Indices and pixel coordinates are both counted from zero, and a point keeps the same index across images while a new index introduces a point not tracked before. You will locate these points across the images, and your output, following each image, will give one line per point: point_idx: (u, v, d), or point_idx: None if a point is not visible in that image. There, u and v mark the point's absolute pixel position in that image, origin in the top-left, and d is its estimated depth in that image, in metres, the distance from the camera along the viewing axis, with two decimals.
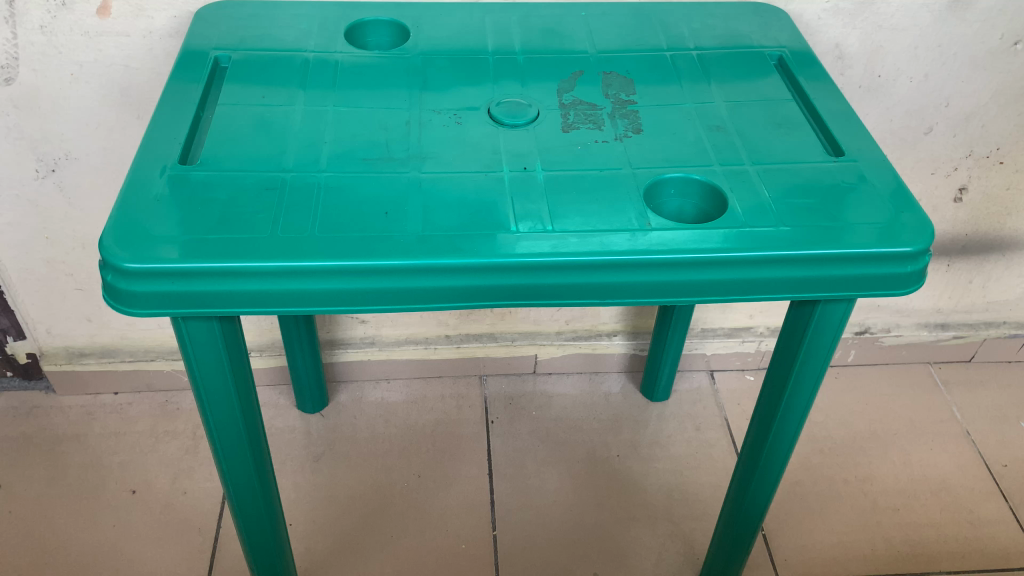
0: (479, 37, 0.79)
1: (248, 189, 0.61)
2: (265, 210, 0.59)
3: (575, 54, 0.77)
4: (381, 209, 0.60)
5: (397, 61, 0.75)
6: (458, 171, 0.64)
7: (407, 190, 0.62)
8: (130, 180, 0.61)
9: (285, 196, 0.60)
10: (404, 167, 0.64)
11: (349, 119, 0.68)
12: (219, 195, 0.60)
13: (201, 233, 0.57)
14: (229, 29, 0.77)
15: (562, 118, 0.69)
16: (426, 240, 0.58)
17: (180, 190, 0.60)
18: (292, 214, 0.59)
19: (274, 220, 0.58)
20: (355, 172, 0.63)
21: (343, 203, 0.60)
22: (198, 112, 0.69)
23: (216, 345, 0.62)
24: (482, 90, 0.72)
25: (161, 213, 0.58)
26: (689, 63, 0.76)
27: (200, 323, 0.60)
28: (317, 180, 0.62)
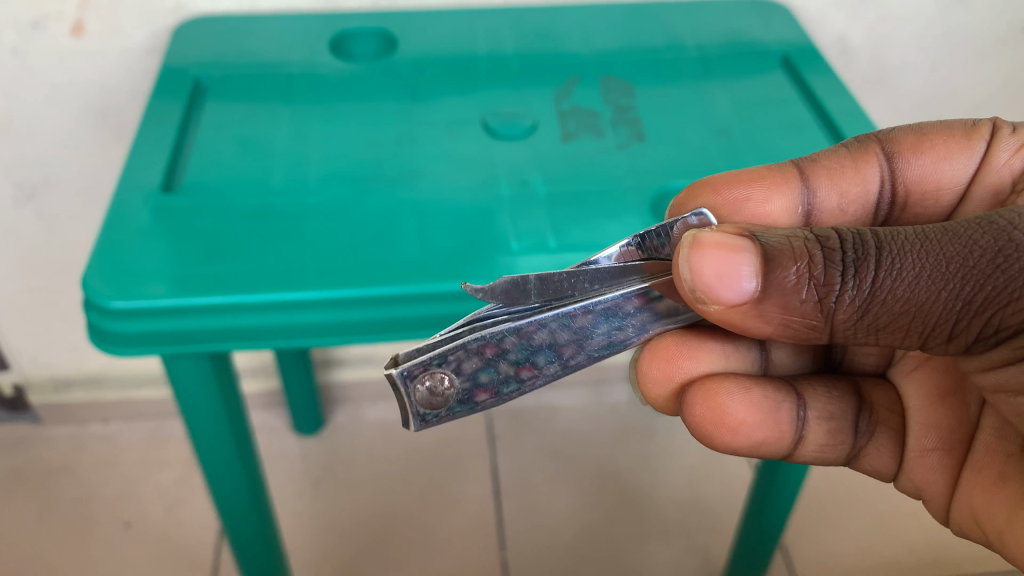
0: (469, 44, 0.75)
1: (234, 216, 0.57)
2: (253, 238, 0.56)
3: (571, 58, 0.74)
4: (374, 231, 0.57)
5: (386, 71, 0.72)
6: (454, 188, 0.60)
7: (402, 210, 0.58)
8: (111, 210, 0.58)
9: (273, 222, 0.57)
10: (397, 187, 0.60)
11: (338, 137, 0.65)
12: (204, 223, 0.57)
13: (185, 265, 0.53)
14: (210, 47, 0.74)
15: (560, 126, 0.66)
16: (422, 266, 0.54)
17: (163, 219, 0.57)
18: (280, 244, 0.55)
19: (262, 249, 0.55)
20: (347, 193, 0.60)
21: (334, 226, 0.57)
22: (179, 134, 0.65)
23: (207, 385, 0.59)
24: (474, 101, 0.69)
25: (143, 245, 0.55)
26: (689, 65, 0.73)
27: (189, 364, 0.57)
28: (305, 203, 0.59)
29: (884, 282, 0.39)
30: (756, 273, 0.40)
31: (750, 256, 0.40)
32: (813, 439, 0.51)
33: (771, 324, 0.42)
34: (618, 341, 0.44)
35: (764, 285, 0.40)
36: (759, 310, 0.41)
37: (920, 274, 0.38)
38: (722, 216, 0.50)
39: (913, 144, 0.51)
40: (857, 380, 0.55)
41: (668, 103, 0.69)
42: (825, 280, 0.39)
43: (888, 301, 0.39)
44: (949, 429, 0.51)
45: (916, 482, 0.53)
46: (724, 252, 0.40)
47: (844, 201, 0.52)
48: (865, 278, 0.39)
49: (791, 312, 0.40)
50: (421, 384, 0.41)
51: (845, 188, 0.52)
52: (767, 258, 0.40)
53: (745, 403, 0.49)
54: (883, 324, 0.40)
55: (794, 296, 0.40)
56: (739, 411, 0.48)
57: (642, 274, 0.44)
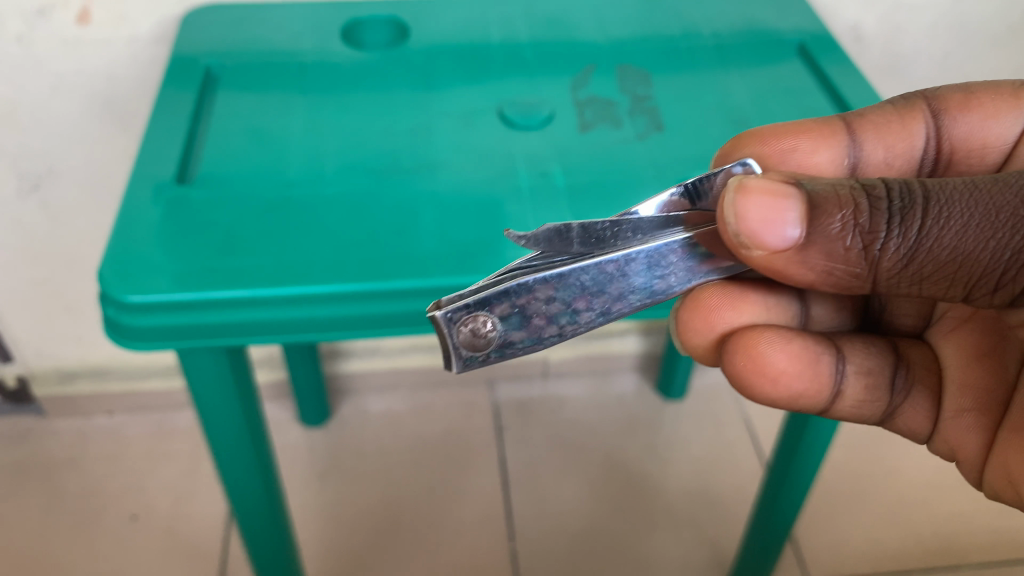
0: (483, 32, 0.74)
1: (250, 208, 0.56)
2: (271, 229, 0.55)
3: (586, 47, 0.73)
4: (393, 224, 0.56)
5: (398, 60, 0.71)
6: (473, 179, 0.60)
7: (421, 202, 0.58)
8: (127, 201, 0.57)
9: (289, 215, 0.56)
10: (415, 179, 0.60)
11: (353, 129, 0.64)
12: (220, 215, 0.56)
13: (203, 258, 0.53)
14: (222, 37, 0.73)
15: (578, 116, 0.66)
16: (442, 260, 0.54)
17: (178, 210, 0.56)
18: (297, 237, 0.55)
19: (280, 241, 0.54)
20: (364, 185, 0.59)
21: (354, 218, 0.56)
22: (191, 125, 0.64)
23: (223, 378, 0.58)
24: (489, 91, 0.68)
25: (157, 237, 0.54)
26: (707, 56, 0.73)
27: (205, 358, 0.56)
28: (322, 195, 0.58)
29: (930, 230, 0.39)
30: (801, 219, 0.41)
31: (795, 204, 0.41)
32: (851, 392, 0.52)
33: (814, 272, 0.43)
34: (659, 290, 0.44)
35: (809, 232, 0.41)
36: (802, 257, 0.42)
37: (967, 223, 0.39)
38: (769, 164, 0.52)
39: (961, 102, 0.54)
40: (894, 340, 0.56)
41: (686, 91, 0.69)
42: (870, 227, 0.40)
43: (933, 250, 0.40)
44: (985, 388, 0.51)
45: (950, 444, 0.54)
46: (771, 198, 0.40)
47: (890, 156, 0.54)
48: (911, 226, 0.40)
49: (835, 259, 0.41)
50: (464, 326, 0.41)
51: (891, 142, 0.54)
52: (812, 206, 0.41)
53: (784, 355, 0.49)
54: (927, 273, 0.40)
55: (839, 242, 0.41)
56: (777, 362, 0.49)
57: (683, 225, 0.45)
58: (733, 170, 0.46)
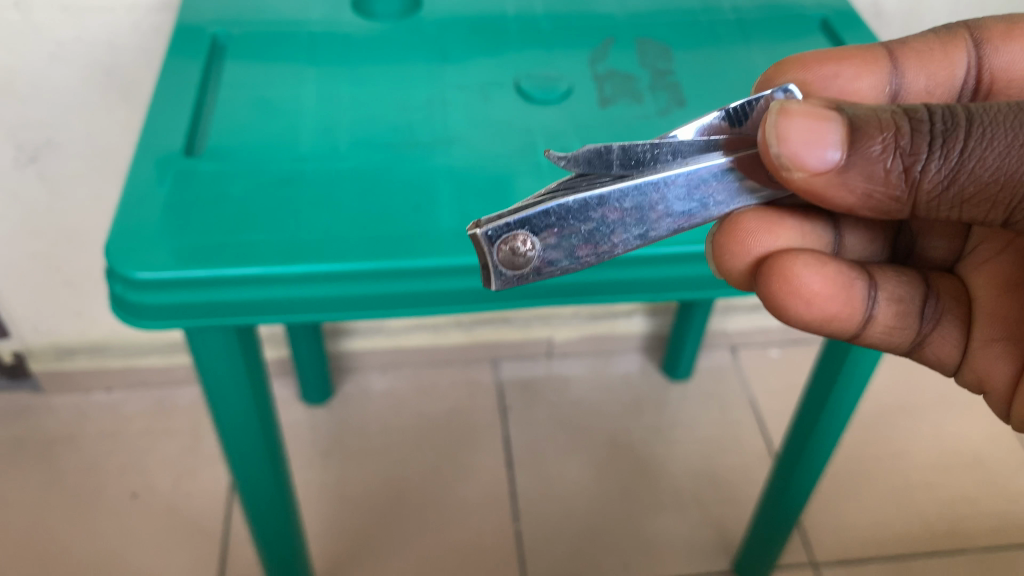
0: (498, 4, 0.72)
1: (261, 181, 0.54)
2: (284, 206, 0.53)
3: (605, 20, 0.71)
4: (411, 202, 0.54)
5: (412, 32, 0.69)
6: (492, 154, 0.58)
7: (437, 179, 0.56)
8: (134, 174, 0.55)
9: (301, 189, 0.54)
10: (432, 154, 0.58)
11: (366, 104, 0.62)
12: (232, 191, 0.54)
13: (215, 235, 0.51)
14: (229, 6, 0.71)
15: (597, 91, 0.64)
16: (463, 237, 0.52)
17: (186, 185, 0.54)
18: (311, 212, 0.53)
19: (292, 215, 0.52)
20: (379, 161, 0.57)
21: (370, 194, 0.54)
22: (199, 96, 0.62)
23: (233, 358, 0.56)
24: (504, 65, 0.66)
25: (163, 211, 0.52)
26: (727, 28, 0.71)
27: (215, 337, 0.54)
28: (336, 171, 0.56)
29: (971, 153, 0.40)
30: (841, 142, 0.41)
31: (835, 126, 0.41)
32: (881, 319, 0.51)
33: (852, 196, 0.42)
34: (694, 213, 0.46)
35: (849, 156, 0.41)
36: (841, 182, 0.42)
37: (1008, 146, 0.39)
38: (811, 90, 0.53)
39: (1002, 34, 0.55)
40: (925, 272, 0.54)
41: (706, 63, 0.67)
42: (912, 149, 0.40)
43: (975, 174, 0.40)
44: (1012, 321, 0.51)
45: (978, 373, 0.54)
46: (812, 120, 0.40)
47: (931, 85, 0.56)
48: (953, 147, 0.40)
49: (875, 181, 0.41)
50: (504, 245, 0.43)
51: (934, 71, 0.55)
52: (853, 129, 0.41)
53: (820, 278, 0.48)
54: (968, 197, 0.41)
55: (881, 164, 0.41)
56: (810, 287, 0.47)
57: (722, 148, 0.46)
58: (774, 95, 0.46)
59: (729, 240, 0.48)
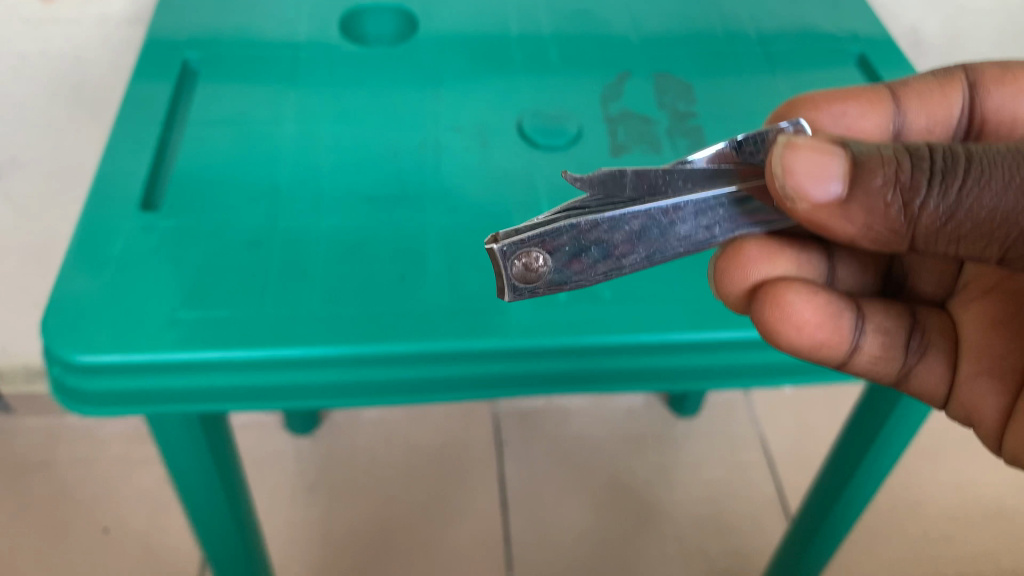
0: (502, 28, 0.66)
1: (224, 242, 0.48)
2: (247, 272, 0.46)
3: (618, 49, 0.65)
4: (395, 269, 0.47)
5: (405, 60, 0.62)
6: (488, 211, 0.51)
7: (425, 240, 0.49)
8: (81, 230, 0.48)
9: (269, 253, 0.47)
10: (421, 213, 0.51)
11: (350, 148, 0.55)
12: (190, 254, 0.47)
13: (167, 309, 0.44)
14: (206, 24, 0.65)
15: (610, 135, 0.57)
16: (452, 318, 0.45)
17: (140, 245, 0.47)
18: (278, 280, 0.46)
19: (258, 284, 0.46)
20: (361, 219, 0.50)
21: (347, 257, 0.47)
22: (163, 133, 0.56)
23: (194, 449, 0.49)
24: (506, 99, 0.60)
25: (114, 277, 0.45)
26: (751, 58, 0.65)
27: (172, 428, 0.47)
28: (312, 230, 0.49)
29: (971, 190, 0.35)
30: (839, 175, 0.36)
31: (836, 160, 0.36)
32: (868, 351, 0.46)
33: (853, 227, 0.38)
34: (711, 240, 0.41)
35: (848, 190, 0.36)
36: (843, 217, 0.37)
37: (1009, 181, 0.35)
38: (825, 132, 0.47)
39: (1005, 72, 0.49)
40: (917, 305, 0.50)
41: (726, 98, 0.61)
42: (911, 184, 0.35)
43: (973, 213, 0.35)
44: (998, 354, 0.46)
45: (965, 407, 0.48)
46: (812, 153, 0.36)
47: (930, 125, 0.50)
48: (952, 184, 0.35)
49: (873, 216, 0.37)
50: (517, 262, 0.38)
51: (933, 111, 0.49)
52: (854, 163, 0.36)
53: (813, 306, 0.43)
54: (965, 236, 0.36)
55: (880, 199, 0.36)
56: (802, 316, 0.43)
57: (734, 177, 0.41)
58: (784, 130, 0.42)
59: (734, 266, 0.43)
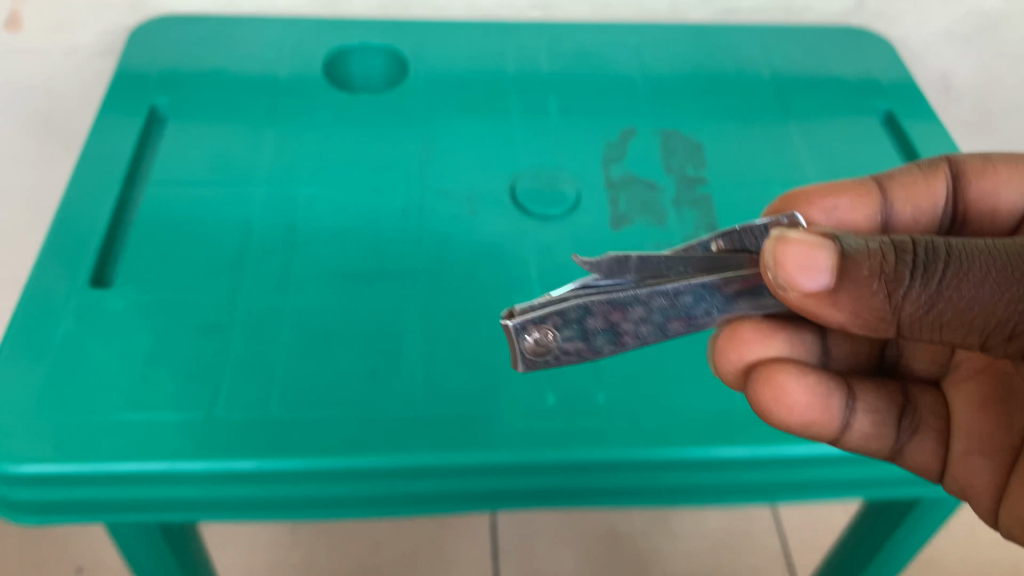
0: (499, 75, 0.60)
1: (179, 329, 0.43)
2: (203, 367, 0.42)
3: (624, 101, 0.59)
4: (366, 365, 0.42)
5: (392, 110, 0.57)
6: (474, 293, 0.46)
7: (403, 327, 0.44)
8: (23, 312, 0.44)
9: (228, 343, 0.43)
10: (399, 293, 0.46)
11: (326, 212, 0.51)
12: (142, 343, 0.42)
13: (112, 410, 0.40)
14: (179, 63, 0.60)
15: (610, 204, 0.52)
16: (425, 427, 0.40)
17: (87, 331, 0.43)
18: (236, 378, 0.41)
19: (213, 382, 0.41)
20: (332, 301, 0.45)
21: (315, 350, 0.43)
22: (124, 191, 0.52)
23: (148, 551, 0.45)
24: (499, 159, 0.55)
25: (54, 372, 0.41)
26: (767, 113, 0.60)
27: (123, 535, 0.42)
28: (276, 314, 0.44)
29: (953, 278, 0.29)
30: (826, 269, 0.30)
31: (824, 249, 0.30)
32: (856, 431, 0.38)
33: (839, 316, 0.32)
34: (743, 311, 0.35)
35: (835, 286, 0.31)
36: (831, 307, 0.31)
37: (995, 267, 0.29)
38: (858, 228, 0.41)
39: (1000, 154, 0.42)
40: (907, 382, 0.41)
41: (738, 161, 0.56)
42: (892, 272, 0.30)
43: (958, 304, 0.29)
44: (990, 433, 0.37)
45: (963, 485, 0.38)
46: (807, 245, 0.30)
47: (918, 217, 0.42)
48: (937, 277, 0.30)
49: (858, 309, 0.31)
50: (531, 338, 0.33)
51: (919, 201, 0.42)
52: (842, 254, 0.30)
53: (802, 383, 0.37)
54: (952, 331, 0.30)
55: (865, 290, 0.30)
56: (792, 399, 0.37)
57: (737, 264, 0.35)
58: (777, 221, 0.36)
59: (727, 344, 0.38)
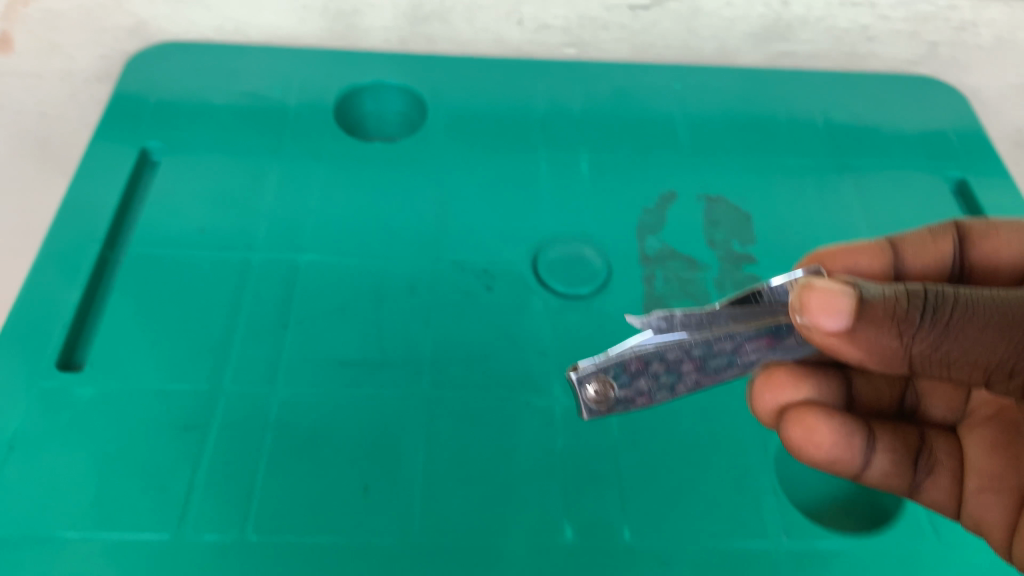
0: (526, 122, 0.54)
1: (154, 430, 0.39)
2: (177, 477, 0.37)
3: (666, 155, 0.53)
4: (359, 477, 0.38)
5: (405, 161, 0.51)
6: (485, 391, 0.41)
7: (401, 430, 0.39)
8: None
9: (206, 449, 0.38)
10: (401, 385, 0.40)
11: (326, 283, 0.45)
12: (110, 444, 0.38)
13: (74, 527, 0.36)
14: (176, 97, 0.55)
15: (645, 284, 0.46)
16: (422, 562, 0.36)
17: (53, 425, 0.39)
18: (212, 495, 0.37)
19: (187, 500, 0.37)
20: (325, 394, 0.40)
21: (300, 458, 0.38)
22: (103, 250, 0.46)
23: None
24: (521, 222, 0.49)
25: (12, 485, 0.37)
26: (819, 174, 0.54)
27: None
28: (263, 410, 0.39)
29: (964, 322, 0.26)
30: (848, 313, 0.27)
31: (840, 292, 0.27)
32: (876, 469, 0.35)
33: (851, 353, 0.28)
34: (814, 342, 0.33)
35: (856, 327, 0.27)
36: (850, 346, 0.28)
37: (1006, 311, 0.26)
38: None
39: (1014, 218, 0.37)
40: (922, 426, 0.37)
41: (785, 234, 0.50)
42: (903, 314, 0.27)
43: (968, 347, 0.26)
44: (997, 472, 0.33)
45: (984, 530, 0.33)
46: (832, 289, 0.27)
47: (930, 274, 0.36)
48: (955, 320, 0.26)
49: (874, 349, 0.28)
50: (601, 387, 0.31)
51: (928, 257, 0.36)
52: (859, 298, 0.27)
53: (836, 420, 0.34)
54: (958, 371, 0.27)
55: (878, 331, 0.27)
56: (824, 439, 0.34)
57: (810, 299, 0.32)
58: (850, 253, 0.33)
59: (764, 387, 0.36)
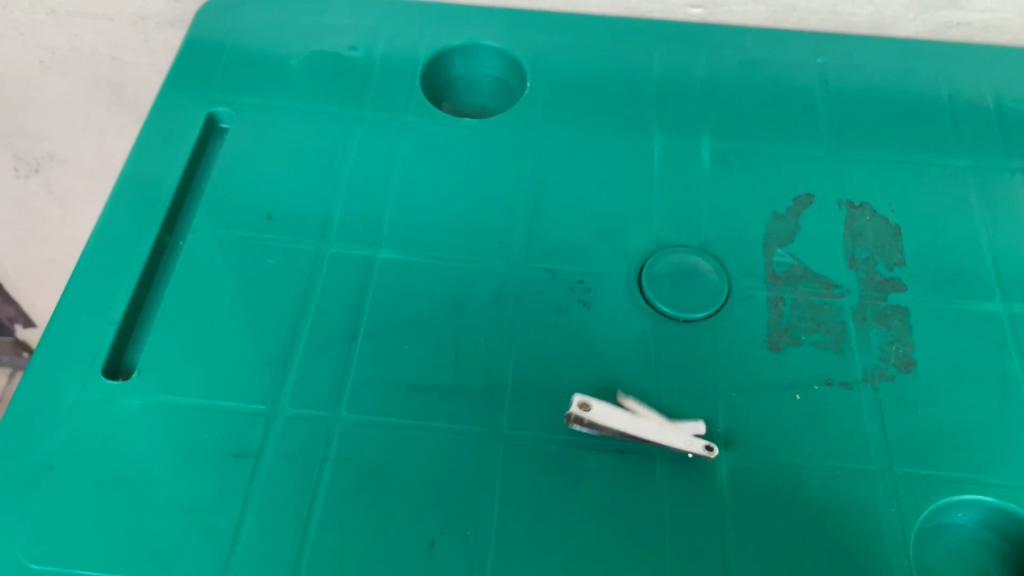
0: (638, 96, 0.47)
1: (202, 455, 0.35)
2: (224, 511, 0.33)
3: (802, 143, 0.45)
4: (427, 531, 0.33)
5: (498, 139, 0.45)
6: (570, 433, 0.36)
7: (474, 477, 0.34)
8: (20, 407, 0.36)
9: (259, 483, 0.34)
10: (478, 422, 0.36)
11: (401, 289, 0.39)
12: (156, 466, 0.34)
13: (110, 562, 0.32)
14: (251, 53, 0.49)
15: (770, 310, 0.39)
16: None
17: (96, 439, 0.35)
18: (261, 539, 0.33)
19: (235, 540, 0.33)
20: (395, 427, 0.35)
21: (362, 503, 0.34)
22: (164, 234, 0.42)
23: None
24: (626, 222, 0.42)
25: (50, 506, 0.33)
26: (989, 173, 0.44)
27: None
28: (322, 439, 0.35)
29: None
30: None
31: None
32: None
33: None
34: None
35: None
36: None
37: None
38: None
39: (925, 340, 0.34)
40: None
41: (944, 247, 0.42)
42: None
43: None
44: None
45: None
46: None
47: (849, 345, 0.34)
48: None
49: None
50: None
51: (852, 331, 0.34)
52: None
53: None
54: None
55: None
56: None
57: None
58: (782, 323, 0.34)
59: None
